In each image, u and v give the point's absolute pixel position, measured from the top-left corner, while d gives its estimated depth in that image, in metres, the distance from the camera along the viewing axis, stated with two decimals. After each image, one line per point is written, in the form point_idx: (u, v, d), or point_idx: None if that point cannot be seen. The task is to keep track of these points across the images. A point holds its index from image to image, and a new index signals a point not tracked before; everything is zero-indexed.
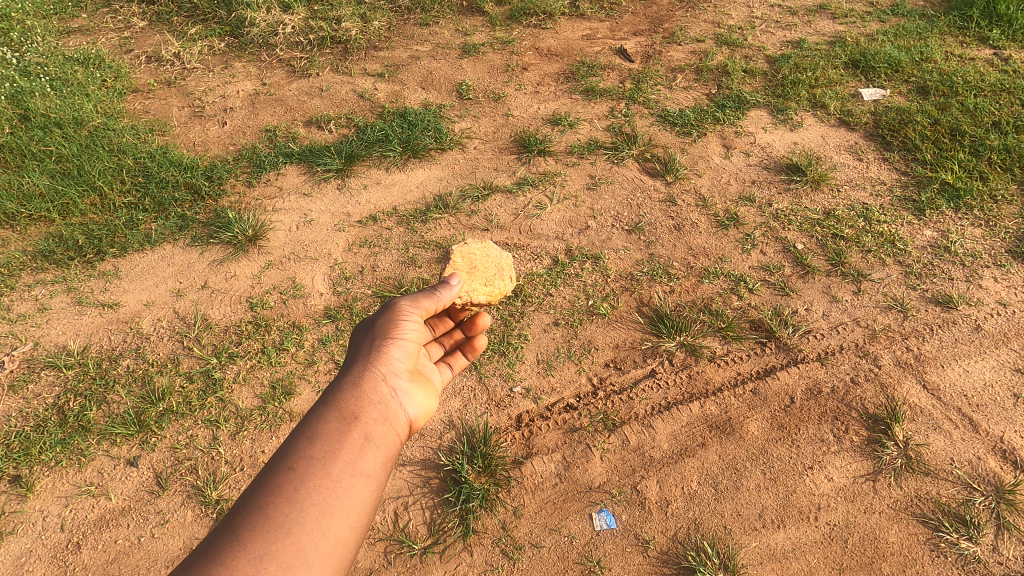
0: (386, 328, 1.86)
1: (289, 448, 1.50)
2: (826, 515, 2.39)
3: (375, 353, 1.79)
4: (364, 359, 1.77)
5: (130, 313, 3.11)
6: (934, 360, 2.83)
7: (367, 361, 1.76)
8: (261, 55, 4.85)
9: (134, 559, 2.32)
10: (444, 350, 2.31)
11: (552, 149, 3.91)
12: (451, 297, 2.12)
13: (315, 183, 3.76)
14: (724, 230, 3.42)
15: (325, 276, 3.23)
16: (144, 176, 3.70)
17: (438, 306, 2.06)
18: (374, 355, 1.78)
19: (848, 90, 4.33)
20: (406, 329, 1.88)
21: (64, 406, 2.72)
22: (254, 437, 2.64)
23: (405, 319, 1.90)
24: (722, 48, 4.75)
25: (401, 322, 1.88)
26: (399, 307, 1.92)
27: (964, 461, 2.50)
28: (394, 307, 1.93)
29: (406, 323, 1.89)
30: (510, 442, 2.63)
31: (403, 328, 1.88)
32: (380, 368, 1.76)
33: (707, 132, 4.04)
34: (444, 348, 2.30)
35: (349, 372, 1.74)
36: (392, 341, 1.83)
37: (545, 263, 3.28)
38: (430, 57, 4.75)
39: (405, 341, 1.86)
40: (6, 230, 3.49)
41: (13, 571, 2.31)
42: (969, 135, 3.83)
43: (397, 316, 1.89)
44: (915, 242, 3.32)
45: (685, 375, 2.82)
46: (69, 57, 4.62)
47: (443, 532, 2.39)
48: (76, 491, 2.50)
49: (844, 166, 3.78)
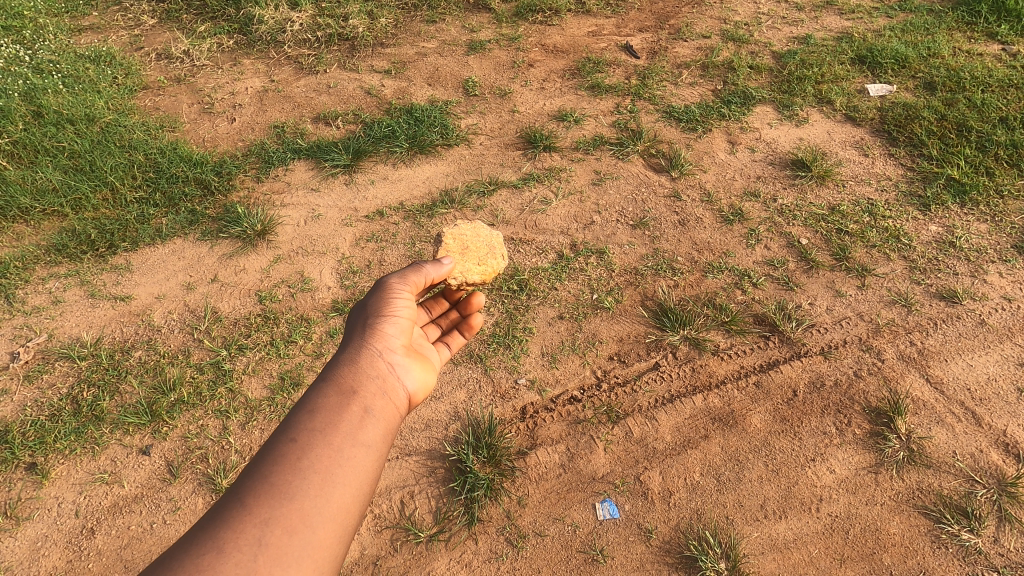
0: (380, 306, 1.89)
1: (290, 421, 1.54)
2: (827, 507, 2.42)
3: (372, 331, 1.82)
4: (360, 336, 1.80)
5: (142, 305, 3.16)
6: (937, 355, 2.84)
7: (363, 339, 1.79)
8: (269, 52, 4.89)
9: (146, 545, 2.38)
10: (441, 331, 2.35)
11: (558, 145, 3.93)
12: (442, 273, 2.16)
13: (323, 179, 3.80)
14: (729, 225, 3.43)
15: (333, 270, 3.28)
16: (155, 172, 3.75)
17: (427, 282, 2.09)
18: (370, 332, 1.81)
19: (854, 86, 4.33)
20: (400, 307, 1.92)
21: (78, 396, 2.78)
22: (263, 427, 2.69)
23: (397, 297, 1.93)
24: (728, 45, 4.75)
25: (394, 299, 1.92)
26: (390, 285, 1.95)
27: (967, 455, 2.51)
28: (386, 285, 1.96)
29: (399, 301, 1.92)
30: (515, 432, 2.67)
31: (396, 306, 1.91)
32: (377, 345, 1.79)
33: (712, 127, 4.05)
34: (441, 329, 2.35)
35: (347, 349, 1.78)
36: (387, 318, 1.86)
37: (551, 258, 3.30)
38: (437, 54, 4.78)
39: (399, 318, 1.89)
40: (20, 225, 3.55)
41: (30, 556, 2.37)
42: (976, 131, 3.82)
43: (390, 294, 1.92)
44: (920, 237, 3.32)
45: (688, 368, 2.84)
46: (81, 55, 4.68)
47: (448, 520, 2.43)
48: (90, 479, 2.55)
49: (849, 162, 3.79)
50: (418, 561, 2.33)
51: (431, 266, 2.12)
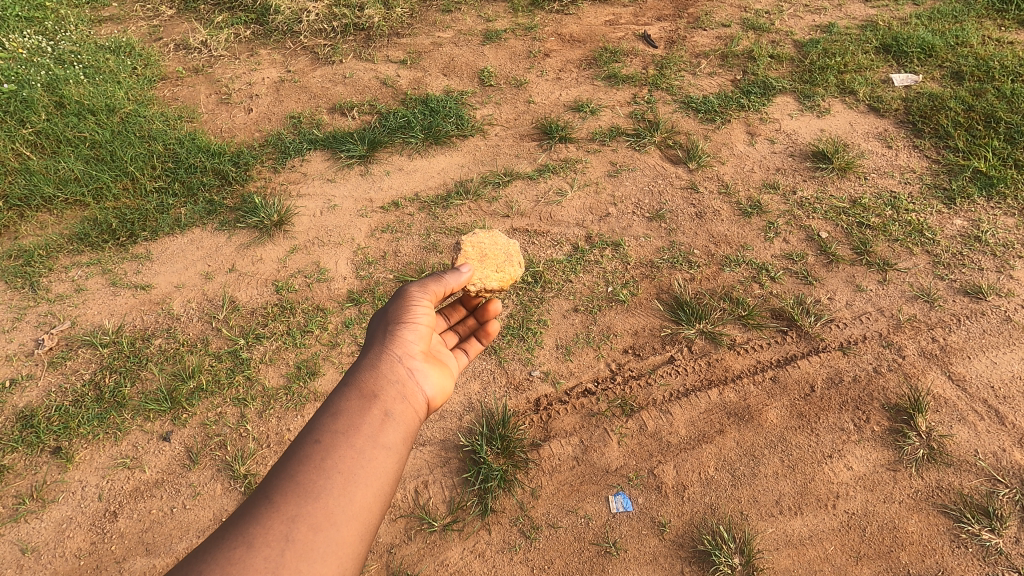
0: (400, 313, 1.90)
1: (314, 424, 1.56)
2: (844, 504, 2.39)
3: (391, 337, 1.83)
4: (381, 342, 1.82)
5: (162, 294, 3.20)
6: (960, 352, 2.79)
7: (384, 344, 1.81)
8: (286, 42, 4.90)
9: (167, 528, 2.42)
10: (458, 338, 2.34)
11: (574, 136, 3.90)
12: (461, 282, 2.15)
13: (339, 169, 3.81)
14: (747, 217, 3.39)
15: (348, 261, 3.30)
16: (174, 162, 3.80)
17: (448, 291, 2.08)
18: (391, 338, 1.82)
19: (879, 76, 4.23)
20: (420, 314, 1.92)
21: (100, 382, 2.83)
22: (280, 416, 2.72)
23: (417, 303, 1.94)
24: (748, 33, 4.67)
25: (413, 306, 1.92)
26: (410, 291, 1.96)
27: (989, 454, 2.47)
28: (406, 292, 1.96)
29: (418, 307, 1.93)
30: (528, 424, 2.66)
31: (416, 313, 1.91)
32: (396, 350, 1.80)
33: (731, 119, 3.99)
34: (459, 336, 2.34)
35: (368, 355, 1.79)
36: (406, 324, 1.87)
37: (565, 250, 3.29)
38: (453, 44, 4.75)
39: (418, 325, 1.90)
40: (43, 213, 3.60)
41: (55, 537, 2.42)
42: (1005, 122, 3.72)
43: (410, 301, 1.93)
44: (945, 231, 3.25)
45: (704, 362, 2.82)
46: (101, 45, 4.72)
47: (462, 510, 2.45)
48: (112, 463, 2.60)
49: (872, 154, 3.71)
50: (432, 550, 2.35)
51: (451, 275, 2.12)
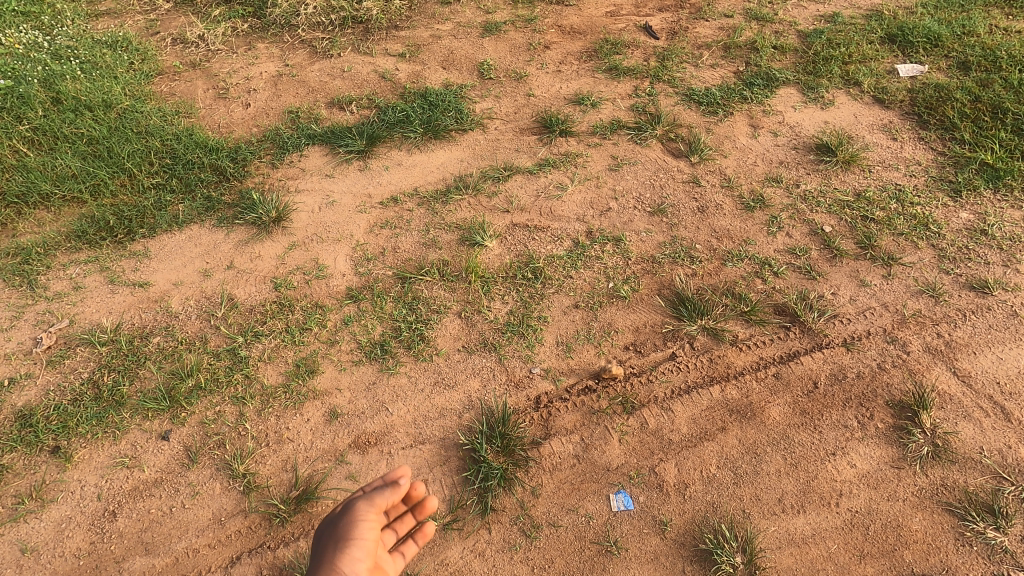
0: (347, 531, 1.99)
1: None
2: (847, 502, 2.37)
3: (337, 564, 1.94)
4: (335, 543, 1.98)
5: (160, 292, 3.18)
6: (966, 347, 2.75)
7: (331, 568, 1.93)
8: (283, 36, 4.85)
9: (166, 528, 2.42)
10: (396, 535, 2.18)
11: (575, 129, 3.86)
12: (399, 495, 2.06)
13: (337, 164, 3.78)
14: (750, 211, 3.35)
15: (347, 257, 3.27)
16: (171, 158, 3.77)
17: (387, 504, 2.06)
18: (345, 539, 1.98)
19: (884, 67, 4.17)
20: (367, 529, 2.01)
21: (98, 381, 2.82)
22: (278, 414, 2.71)
23: (362, 520, 2.02)
24: (752, 24, 4.60)
25: (360, 522, 2.01)
26: (358, 508, 2.02)
27: (995, 451, 2.45)
28: (353, 510, 2.03)
29: (365, 522, 2.02)
30: (528, 422, 2.64)
31: (364, 529, 2.00)
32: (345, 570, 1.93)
33: (734, 111, 3.93)
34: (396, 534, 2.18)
35: (324, 555, 1.97)
36: (353, 543, 1.97)
37: (566, 245, 3.25)
38: (452, 37, 4.70)
39: (365, 541, 2.00)
40: (41, 211, 3.57)
41: (54, 536, 2.41)
42: (1012, 113, 3.66)
43: (356, 518, 2.02)
44: (950, 225, 3.21)
45: (706, 358, 2.79)
46: (97, 40, 4.67)
47: (462, 509, 2.44)
48: (111, 463, 2.59)
49: (877, 146, 3.66)
50: (432, 549, 2.34)
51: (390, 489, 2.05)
